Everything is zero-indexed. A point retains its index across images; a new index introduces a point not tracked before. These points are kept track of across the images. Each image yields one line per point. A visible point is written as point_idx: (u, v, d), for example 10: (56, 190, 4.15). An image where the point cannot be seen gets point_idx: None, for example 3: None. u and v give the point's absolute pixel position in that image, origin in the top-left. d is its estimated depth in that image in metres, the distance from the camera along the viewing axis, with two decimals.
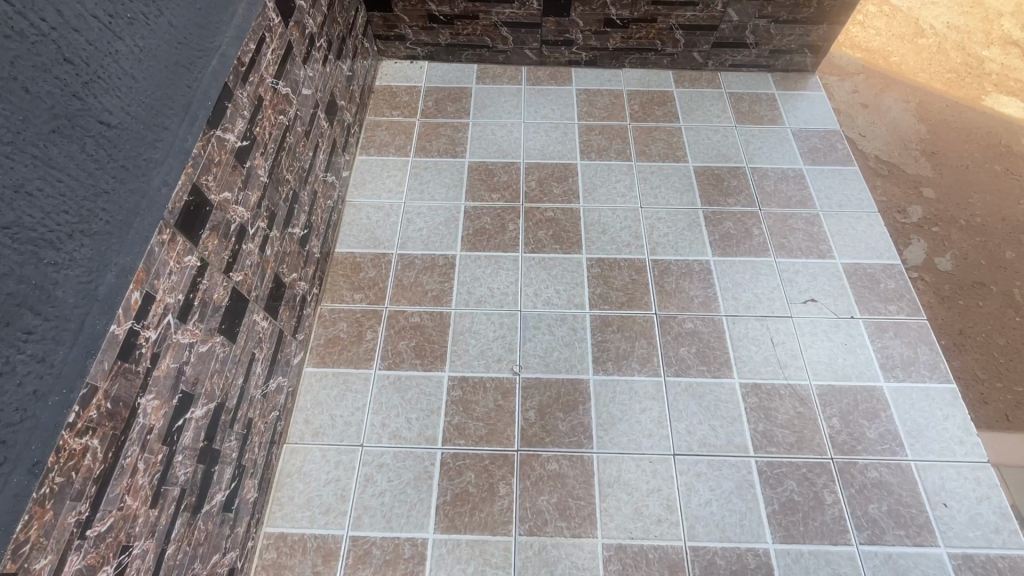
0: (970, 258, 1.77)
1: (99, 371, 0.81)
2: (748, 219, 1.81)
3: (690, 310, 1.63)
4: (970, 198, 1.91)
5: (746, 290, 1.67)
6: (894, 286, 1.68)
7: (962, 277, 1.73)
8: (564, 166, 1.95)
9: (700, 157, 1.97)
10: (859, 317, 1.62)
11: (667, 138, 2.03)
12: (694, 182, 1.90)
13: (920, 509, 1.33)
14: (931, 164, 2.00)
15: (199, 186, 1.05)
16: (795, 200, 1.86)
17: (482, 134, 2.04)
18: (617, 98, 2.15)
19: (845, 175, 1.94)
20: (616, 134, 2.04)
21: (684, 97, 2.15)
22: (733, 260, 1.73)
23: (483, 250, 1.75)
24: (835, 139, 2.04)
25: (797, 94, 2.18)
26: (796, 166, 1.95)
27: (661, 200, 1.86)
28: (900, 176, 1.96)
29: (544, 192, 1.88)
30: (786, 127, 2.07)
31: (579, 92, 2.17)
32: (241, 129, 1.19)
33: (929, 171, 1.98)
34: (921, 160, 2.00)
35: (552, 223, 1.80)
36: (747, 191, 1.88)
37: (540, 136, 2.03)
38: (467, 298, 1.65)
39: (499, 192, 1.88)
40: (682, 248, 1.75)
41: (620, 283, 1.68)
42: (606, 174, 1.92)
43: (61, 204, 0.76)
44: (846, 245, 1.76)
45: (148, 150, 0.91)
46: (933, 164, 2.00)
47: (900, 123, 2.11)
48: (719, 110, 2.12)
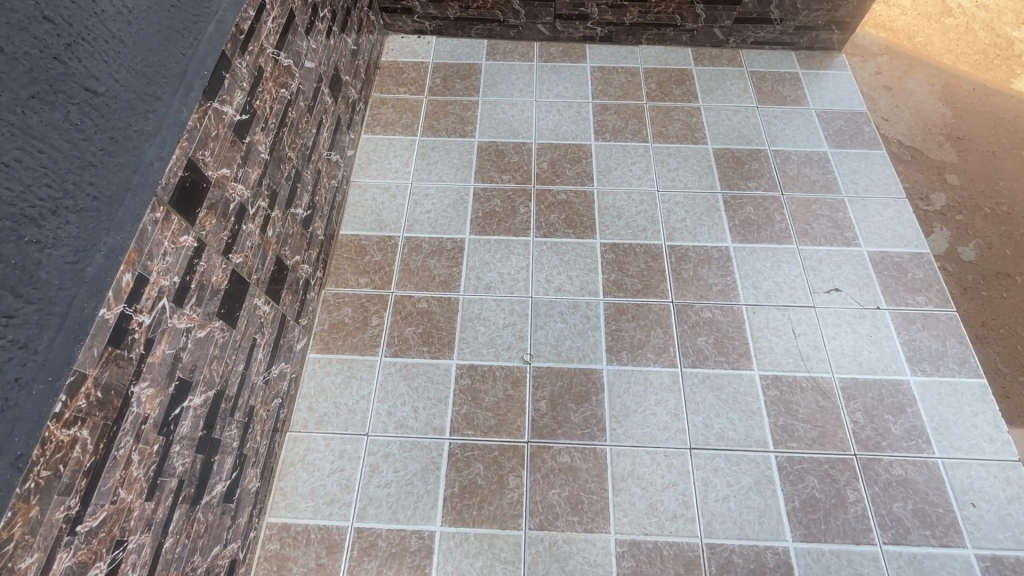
0: (995, 248, 1.69)
1: (88, 358, 0.76)
2: (769, 204, 1.73)
3: (708, 299, 1.56)
4: (996, 185, 1.82)
5: (766, 278, 1.60)
6: (922, 276, 1.60)
7: (986, 267, 1.65)
8: (577, 146, 1.87)
9: (720, 138, 1.89)
10: (885, 307, 1.55)
11: (685, 118, 1.94)
12: (714, 165, 1.82)
13: (947, 509, 1.28)
14: (956, 149, 1.90)
15: (194, 162, 0.98)
16: (819, 184, 1.78)
17: (492, 113, 1.95)
18: (633, 77, 2.06)
19: (872, 159, 1.85)
20: (632, 113, 1.95)
21: (704, 76, 2.06)
22: (754, 247, 1.65)
23: (493, 233, 1.68)
24: (861, 121, 1.95)
25: (821, 74, 2.08)
26: (820, 149, 1.87)
27: (679, 183, 1.78)
28: (923, 161, 1.87)
29: (557, 173, 1.80)
30: (811, 108, 1.98)
31: (594, 69, 2.08)
32: (240, 102, 1.12)
33: (953, 157, 1.88)
34: (946, 145, 1.91)
35: (565, 206, 1.73)
36: (768, 175, 1.80)
37: (553, 115, 1.95)
38: (476, 284, 1.59)
39: (509, 173, 1.81)
40: (700, 233, 1.68)
41: (635, 270, 1.61)
42: (621, 156, 1.84)
43: (43, 176, 0.70)
44: (873, 232, 1.68)
45: (140, 122, 0.85)
46: (958, 150, 1.90)
47: (924, 106, 2.02)
48: (740, 90, 2.02)
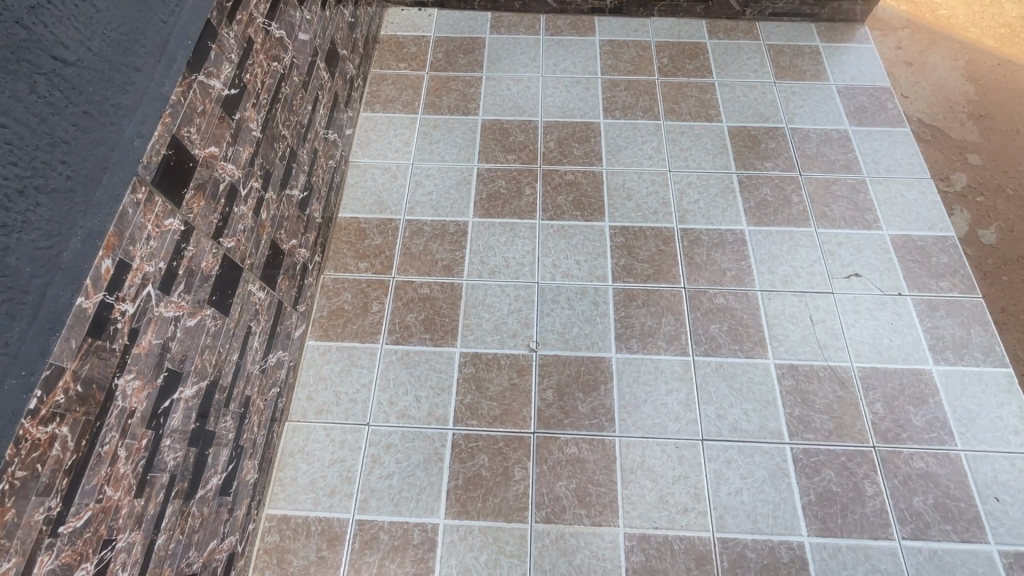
0: (1018, 231, 1.61)
1: (65, 351, 0.71)
2: (786, 185, 1.66)
3: (721, 285, 1.50)
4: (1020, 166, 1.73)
5: (783, 263, 1.53)
6: (947, 261, 1.53)
7: (1007, 251, 1.57)
8: (586, 125, 1.79)
9: (735, 116, 1.80)
10: (907, 293, 1.48)
11: (698, 94, 1.85)
12: (728, 143, 1.74)
13: (970, 503, 1.23)
14: (979, 128, 1.81)
15: (179, 139, 0.92)
16: (839, 164, 1.70)
17: (496, 89, 1.87)
18: (644, 51, 1.96)
19: (895, 137, 1.76)
20: (643, 90, 1.86)
21: (718, 50, 1.96)
22: (770, 230, 1.58)
23: (498, 216, 1.62)
24: (884, 97, 1.85)
25: (842, 47, 1.98)
26: (841, 127, 1.78)
27: (692, 163, 1.70)
28: (944, 141, 1.78)
29: (564, 153, 1.73)
30: (831, 83, 1.88)
31: (603, 43, 1.98)
32: (228, 75, 1.05)
33: (976, 136, 1.79)
34: (968, 124, 1.82)
35: (573, 187, 1.66)
36: (785, 154, 1.72)
37: (560, 92, 1.86)
38: (479, 269, 1.53)
39: (514, 153, 1.73)
40: (714, 216, 1.61)
41: (646, 254, 1.55)
42: (632, 134, 1.76)
43: (8, 154, 0.64)
44: (895, 214, 1.61)
45: (117, 95, 0.78)
46: (981, 128, 1.81)
47: (946, 82, 1.91)
48: (757, 64, 1.93)
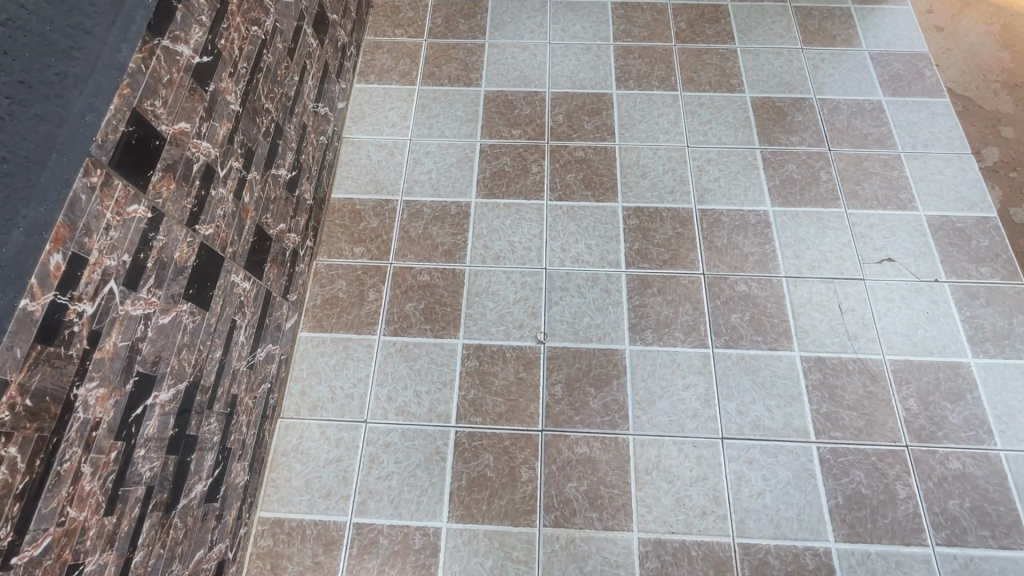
0: None
1: (8, 363, 0.62)
2: (814, 161, 1.53)
3: (743, 271, 1.39)
4: None
5: (810, 246, 1.42)
6: (988, 244, 1.42)
7: None
8: (597, 96, 1.65)
9: (759, 86, 1.66)
10: (945, 280, 1.37)
11: (719, 62, 1.71)
12: (751, 116, 1.61)
13: (1009, 507, 1.15)
14: (1014, 98, 1.65)
15: (141, 114, 0.81)
16: (871, 138, 1.57)
17: (500, 58, 1.73)
18: (660, 15, 1.81)
19: (932, 109, 1.62)
20: (659, 57, 1.72)
21: (741, 13, 1.81)
22: (796, 211, 1.47)
23: (503, 196, 1.50)
24: (921, 64, 1.70)
25: (876, 10, 1.82)
26: (874, 98, 1.64)
27: (712, 138, 1.58)
28: (976, 113, 1.63)
29: (573, 127, 1.60)
30: (863, 49, 1.73)
31: (615, 6, 1.83)
32: (198, 40, 0.93)
33: (1011, 107, 1.63)
34: (1002, 94, 1.66)
35: (583, 164, 1.54)
36: (814, 127, 1.59)
37: (569, 60, 1.72)
38: (483, 254, 1.43)
39: (520, 127, 1.61)
40: (735, 196, 1.49)
41: (662, 237, 1.44)
42: (646, 106, 1.63)
43: None
44: (932, 193, 1.49)
45: (63, 61, 0.67)
46: (1017, 98, 1.65)
47: (980, 49, 1.74)
48: (782, 29, 1.77)
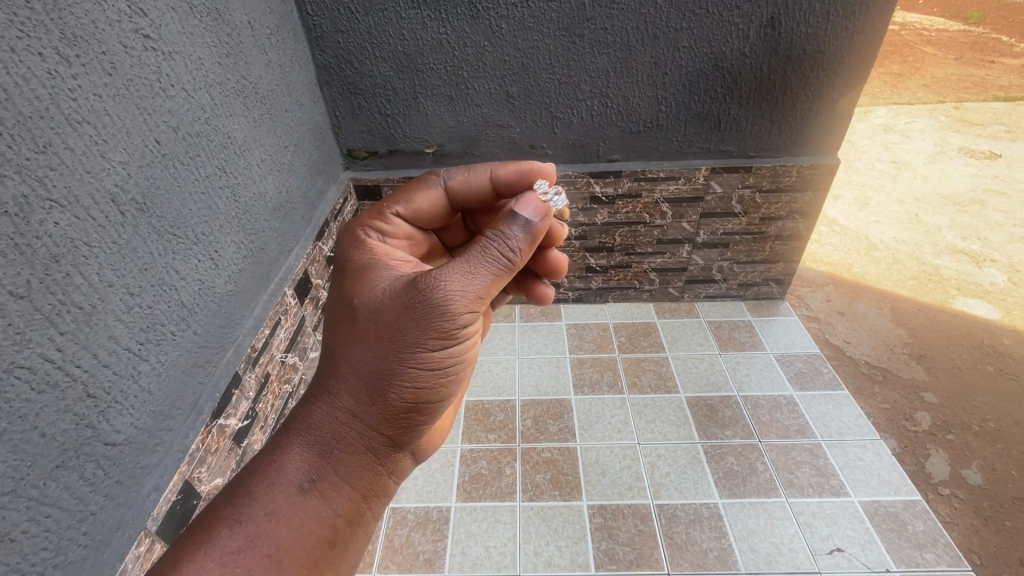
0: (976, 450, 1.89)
1: None
2: (749, 452, 1.78)
3: (706, 568, 1.48)
4: (968, 398, 2.12)
5: (763, 539, 1.54)
6: (924, 528, 1.56)
7: (981, 481, 1.79)
8: (559, 401, 1.99)
9: (690, 387, 2.03)
10: (895, 570, 1.47)
11: (655, 368, 2.11)
12: (689, 414, 1.92)
13: None
14: (918, 371, 2.23)
15: (190, 481, 1.08)
16: (793, 428, 1.86)
17: (478, 370, 2.13)
18: (604, 331, 2.30)
19: (836, 400, 1.96)
20: (606, 365, 2.13)
21: (666, 327, 2.31)
22: (742, 502, 1.64)
23: (480, 500, 1.68)
24: (817, 362, 2.12)
25: (770, 320, 2.33)
26: (787, 393, 1.99)
27: (658, 434, 1.85)
28: (894, 384, 2.14)
29: (540, 430, 1.89)
30: (768, 352, 2.17)
31: (569, 326, 2.34)
32: (244, 410, 1.29)
33: (917, 379, 2.19)
34: (908, 367, 2.24)
35: (550, 464, 1.77)
36: (742, 421, 1.89)
37: (534, 371, 2.12)
38: (461, 561, 1.53)
39: (495, 431, 1.88)
40: (687, 488, 1.68)
41: (626, 536, 1.57)
42: (600, 409, 1.95)
43: (42, 540, 0.77)
44: (858, 479, 1.69)
45: (146, 456, 0.98)
46: (920, 371, 2.23)
47: (879, 329, 2.46)
48: (701, 338, 2.24)
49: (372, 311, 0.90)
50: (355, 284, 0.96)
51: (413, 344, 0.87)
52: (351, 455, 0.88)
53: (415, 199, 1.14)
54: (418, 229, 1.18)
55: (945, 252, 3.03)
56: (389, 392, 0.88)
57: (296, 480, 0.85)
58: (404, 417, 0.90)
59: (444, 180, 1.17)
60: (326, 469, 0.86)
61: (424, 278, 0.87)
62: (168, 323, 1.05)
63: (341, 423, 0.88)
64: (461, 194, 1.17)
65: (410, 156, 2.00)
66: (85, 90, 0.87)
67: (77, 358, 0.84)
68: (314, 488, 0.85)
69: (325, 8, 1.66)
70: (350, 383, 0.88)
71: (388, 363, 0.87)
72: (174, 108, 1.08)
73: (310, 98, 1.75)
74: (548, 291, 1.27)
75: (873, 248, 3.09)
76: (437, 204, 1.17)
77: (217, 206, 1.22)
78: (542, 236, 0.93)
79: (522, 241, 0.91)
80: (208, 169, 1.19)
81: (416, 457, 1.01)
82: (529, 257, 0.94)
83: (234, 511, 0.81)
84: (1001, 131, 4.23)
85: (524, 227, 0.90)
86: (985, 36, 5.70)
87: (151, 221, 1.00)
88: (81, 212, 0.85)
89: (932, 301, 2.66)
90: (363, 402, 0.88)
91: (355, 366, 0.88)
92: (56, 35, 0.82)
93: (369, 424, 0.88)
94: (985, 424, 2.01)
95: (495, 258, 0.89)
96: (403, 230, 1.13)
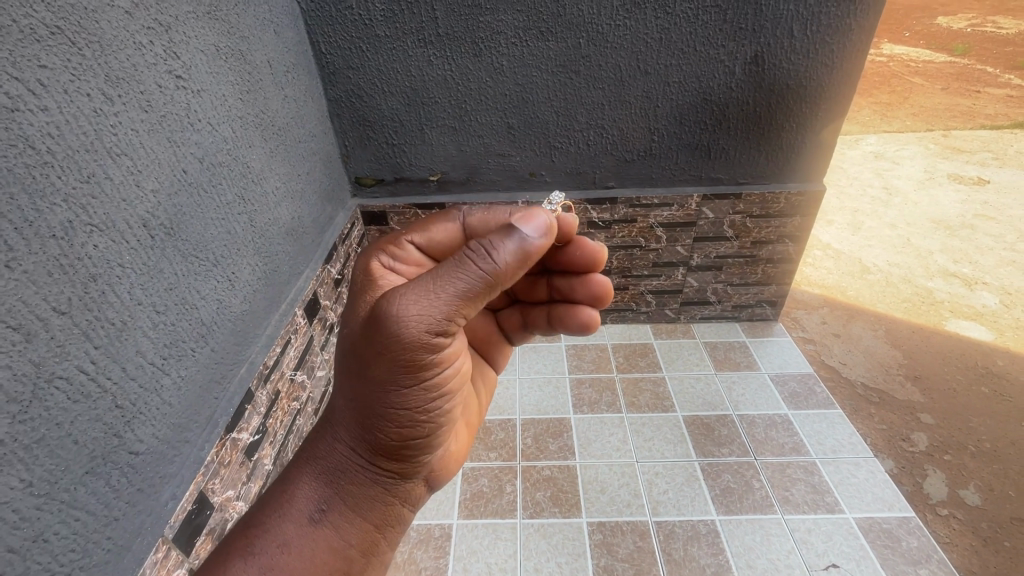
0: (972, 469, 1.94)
1: None
2: (745, 469, 1.82)
3: None
4: (966, 419, 2.16)
5: (760, 555, 1.57)
6: (917, 544, 1.59)
7: (980, 499, 1.82)
8: (559, 420, 2.04)
9: (687, 406, 2.07)
10: None
11: (653, 387, 2.16)
12: (686, 432, 1.96)
13: None
14: (918, 391, 2.28)
15: (205, 491, 1.13)
16: (788, 446, 1.90)
17: None
18: (603, 351, 2.36)
19: (830, 419, 2.01)
20: (605, 385, 2.18)
21: (663, 348, 2.36)
22: (739, 519, 1.67)
23: (482, 516, 1.71)
24: (811, 382, 2.17)
25: (765, 341, 2.39)
26: (781, 412, 2.04)
27: (656, 452, 1.89)
28: (892, 405, 2.18)
29: (540, 448, 1.93)
30: (763, 371, 2.22)
31: (569, 346, 2.39)
32: (255, 425, 1.34)
33: (919, 398, 2.24)
34: (908, 387, 2.29)
35: (550, 482, 1.80)
36: (739, 439, 1.93)
37: (534, 391, 2.17)
38: None
39: (496, 450, 1.92)
40: (684, 505, 1.72)
41: (625, 552, 1.59)
42: (599, 428, 1.99)
43: (71, 542, 0.82)
44: (852, 496, 1.73)
45: (165, 466, 1.03)
46: (920, 390, 2.28)
47: (875, 350, 2.52)
48: (697, 358, 2.30)
49: (352, 338, 0.85)
50: (352, 314, 0.94)
51: (392, 370, 0.81)
52: (357, 486, 0.87)
53: (430, 230, 1.13)
54: (433, 261, 1.15)
55: (937, 275, 3.10)
56: (382, 422, 0.84)
57: (305, 510, 0.83)
58: (400, 448, 0.88)
59: (462, 215, 1.16)
60: (335, 499, 0.86)
61: (391, 295, 0.80)
62: (189, 340, 1.11)
63: (343, 454, 0.86)
64: (479, 230, 1.15)
65: (416, 183, 2.10)
66: (125, 125, 0.95)
67: (108, 370, 0.90)
68: (321, 521, 0.84)
69: (337, 47, 1.78)
70: (349, 413, 0.86)
71: (374, 391, 0.83)
72: (200, 140, 1.17)
73: (322, 130, 1.85)
74: (591, 317, 1.15)
75: (865, 271, 3.17)
76: (454, 238, 1.15)
77: (235, 231, 1.30)
78: (531, 249, 0.85)
79: (506, 255, 0.81)
80: (228, 197, 1.27)
81: (427, 484, 0.99)
82: (518, 274, 0.85)
83: (243, 546, 0.79)
84: (988, 159, 4.35)
85: (514, 241, 0.82)
86: (970, 68, 5.90)
87: (177, 244, 1.08)
88: (117, 236, 0.93)
89: (926, 323, 2.72)
90: (362, 432, 0.85)
91: (350, 396, 0.85)
92: (102, 78, 0.90)
93: (370, 455, 0.87)
94: (981, 444, 2.05)
95: (472, 271, 0.80)
96: (415, 259, 1.10)
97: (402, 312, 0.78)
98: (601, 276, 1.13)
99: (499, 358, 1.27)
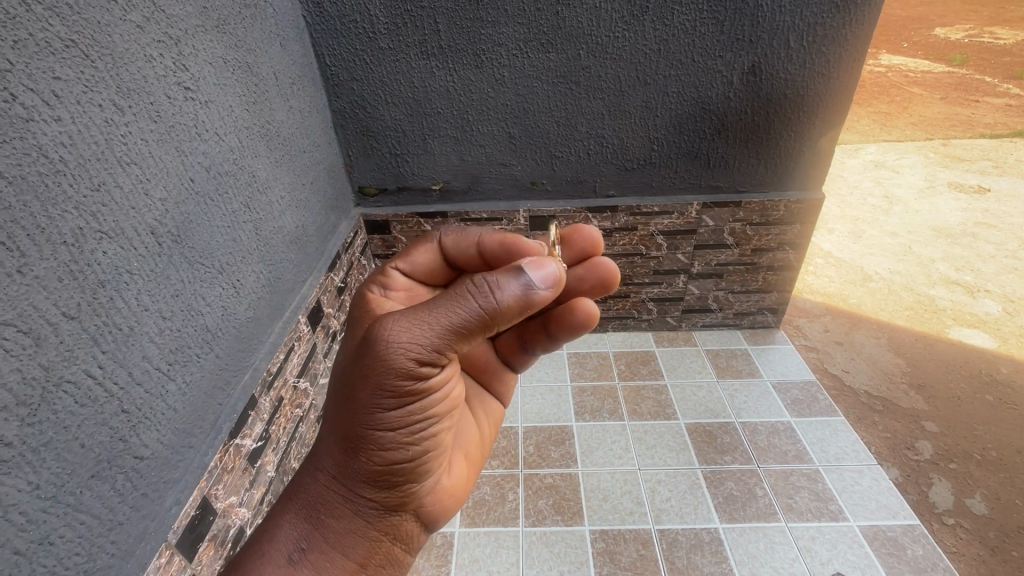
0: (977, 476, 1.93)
1: None
2: (748, 477, 1.81)
3: None
4: (968, 427, 2.15)
5: (764, 563, 1.56)
6: (923, 552, 1.58)
7: (985, 507, 1.81)
8: (561, 428, 2.04)
9: (689, 413, 2.07)
10: None
11: (655, 395, 2.16)
12: (687, 439, 1.96)
13: None
14: (922, 397, 2.28)
15: (207, 498, 1.14)
16: (791, 453, 1.89)
17: None
18: (604, 359, 2.36)
19: (833, 426, 2.00)
20: (607, 393, 2.18)
21: (665, 355, 2.37)
22: (742, 526, 1.66)
23: (483, 525, 1.70)
24: (813, 389, 2.17)
25: (767, 348, 2.39)
26: (784, 419, 2.03)
27: (659, 460, 1.89)
28: (897, 410, 2.19)
29: (543, 456, 1.93)
30: (765, 379, 2.22)
31: (570, 354, 2.40)
32: (258, 432, 1.35)
33: (922, 404, 2.24)
34: (911, 394, 2.29)
35: (552, 489, 1.80)
36: (741, 447, 1.92)
37: (536, 399, 2.17)
38: None
39: (498, 457, 1.92)
40: (687, 512, 1.71)
41: (628, 560, 1.59)
42: (601, 435, 1.99)
43: (75, 545, 0.82)
44: (856, 504, 1.72)
45: (169, 472, 1.04)
46: (924, 397, 2.28)
47: (877, 358, 2.51)
48: (699, 366, 2.30)
49: (344, 369, 0.87)
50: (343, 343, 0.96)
51: (375, 402, 0.81)
52: (339, 523, 0.87)
53: (414, 255, 1.15)
54: (422, 286, 1.17)
55: (939, 283, 3.10)
56: (365, 455, 0.84)
57: (285, 549, 0.84)
58: (386, 480, 0.87)
59: (437, 236, 1.18)
60: (316, 537, 0.86)
61: (379, 324, 0.81)
62: (194, 346, 1.12)
63: (327, 490, 0.87)
64: (458, 250, 1.16)
65: (418, 193, 2.12)
66: (134, 135, 0.97)
67: (115, 374, 0.91)
68: (301, 559, 0.83)
69: (341, 59, 1.81)
70: (333, 447, 0.86)
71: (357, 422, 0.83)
72: (207, 150, 1.19)
73: (326, 140, 1.88)
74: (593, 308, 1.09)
75: (866, 279, 3.17)
76: (434, 261, 1.17)
77: (240, 239, 1.31)
78: (530, 294, 0.81)
79: (502, 296, 0.79)
80: (234, 206, 1.29)
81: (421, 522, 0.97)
82: (516, 319, 0.82)
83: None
84: (988, 167, 4.37)
85: (505, 284, 0.79)
86: (968, 77, 5.94)
87: (183, 252, 1.10)
88: (125, 243, 0.94)
89: (929, 331, 2.72)
90: (345, 465, 0.85)
91: (335, 429, 0.86)
92: (113, 89, 0.93)
93: (355, 488, 0.86)
94: (986, 451, 2.04)
95: (459, 307, 0.79)
96: (404, 284, 1.13)
97: (389, 342, 0.78)
98: (608, 259, 1.12)
99: (500, 382, 1.27)
